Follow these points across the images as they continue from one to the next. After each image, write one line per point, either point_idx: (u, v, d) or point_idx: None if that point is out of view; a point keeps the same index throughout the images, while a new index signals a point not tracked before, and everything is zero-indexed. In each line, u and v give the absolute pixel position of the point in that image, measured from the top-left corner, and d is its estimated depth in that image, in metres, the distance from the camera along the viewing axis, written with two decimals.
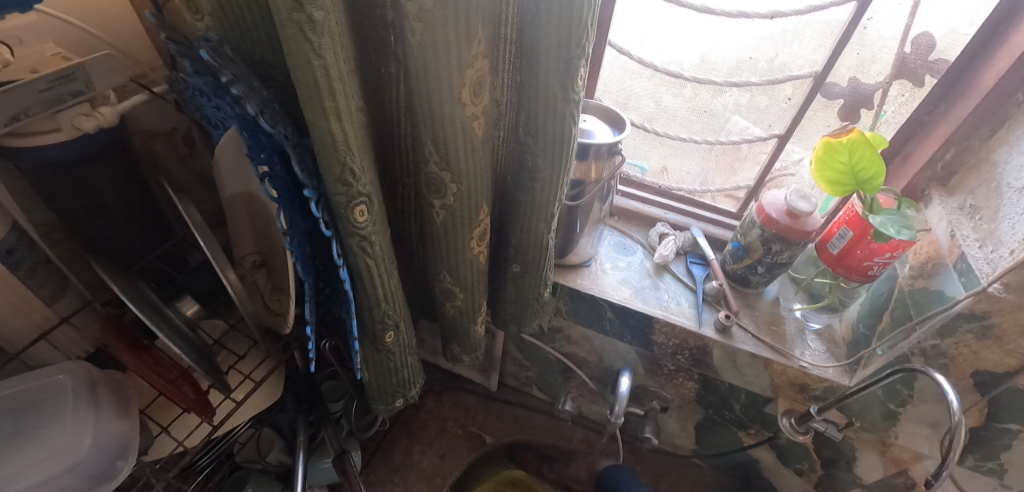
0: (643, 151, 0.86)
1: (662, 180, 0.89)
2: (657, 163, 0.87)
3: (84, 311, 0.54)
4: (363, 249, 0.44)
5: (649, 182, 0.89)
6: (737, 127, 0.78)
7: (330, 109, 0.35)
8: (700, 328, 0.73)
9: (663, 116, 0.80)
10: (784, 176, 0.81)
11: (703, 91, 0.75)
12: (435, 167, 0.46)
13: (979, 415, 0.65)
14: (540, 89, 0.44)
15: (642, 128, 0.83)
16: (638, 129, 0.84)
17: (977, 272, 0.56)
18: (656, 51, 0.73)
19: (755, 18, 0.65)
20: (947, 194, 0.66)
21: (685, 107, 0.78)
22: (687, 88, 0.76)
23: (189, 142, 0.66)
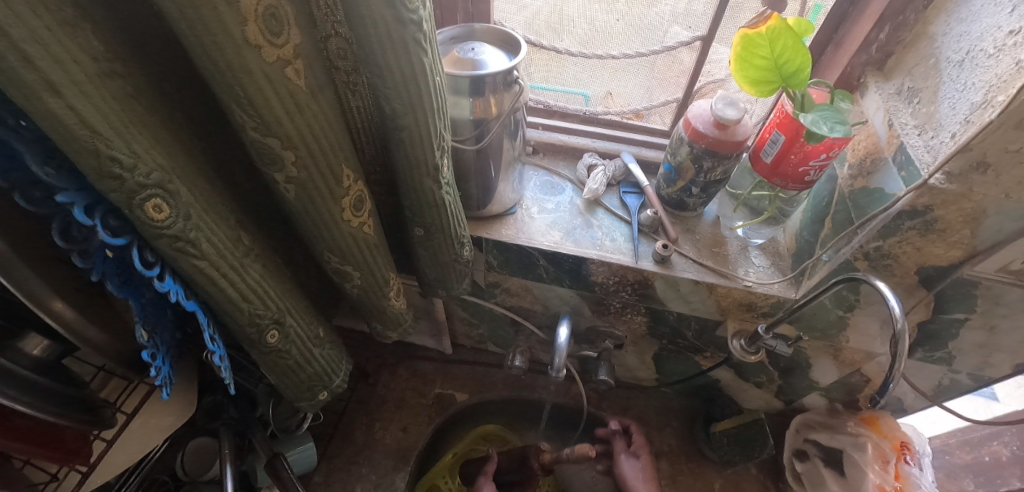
0: (583, 78, 0.76)
1: (608, 105, 0.79)
2: (600, 88, 0.77)
3: None
4: (183, 251, 0.35)
5: (591, 110, 0.80)
6: (676, 38, 0.68)
7: (37, 84, 0.25)
8: (637, 262, 0.67)
9: (600, 36, 0.69)
10: (715, 84, 0.73)
11: (636, 3, 0.64)
12: (256, 135, 0.37)
13: (927, 310, 0.64)
14: (361, 11, 0.34)
15: (576, 53, 0.72)
16: (547, 51, 0.72)
17: (917, 164, 0.51)
18: None
19: None
20: (884, 79, 0.60)
21: (620, 23, 0.67)
22: (620, 2, 0.64)
23: None
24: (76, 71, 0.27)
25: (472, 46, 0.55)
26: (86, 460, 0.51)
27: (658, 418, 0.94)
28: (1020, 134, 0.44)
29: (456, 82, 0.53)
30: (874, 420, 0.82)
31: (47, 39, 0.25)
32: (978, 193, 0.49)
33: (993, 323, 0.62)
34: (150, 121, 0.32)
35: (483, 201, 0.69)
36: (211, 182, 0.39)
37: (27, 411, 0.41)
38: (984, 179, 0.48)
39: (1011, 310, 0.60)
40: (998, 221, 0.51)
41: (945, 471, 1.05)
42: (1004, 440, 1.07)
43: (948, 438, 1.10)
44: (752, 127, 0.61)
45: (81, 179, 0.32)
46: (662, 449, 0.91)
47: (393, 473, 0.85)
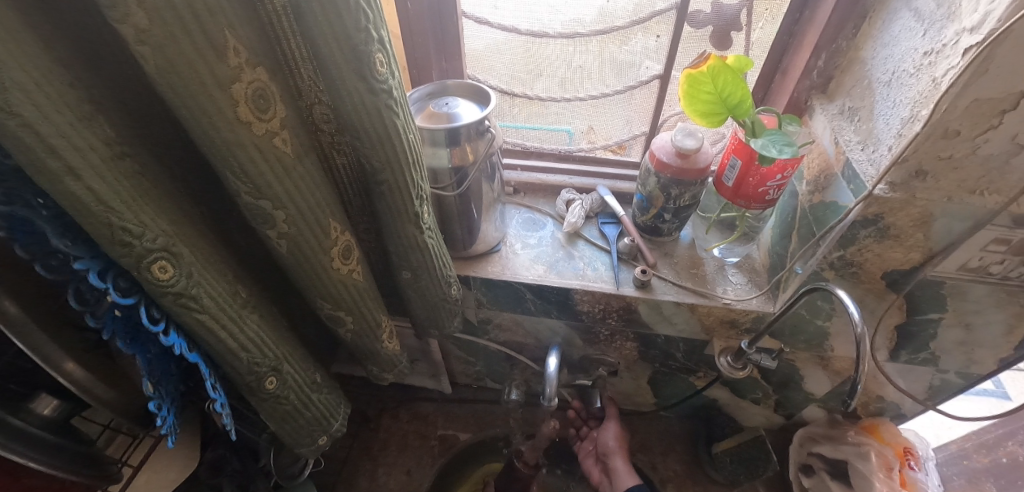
0: (565, 117, 0.80)
1: (591, 140, 0.83)
2: (582, 124, 0.81)
3: None
4: (185, 306, 0.39)
5: (578, 148, 0.84)
6: (648, 71, 0.73)
7: (59, 169, 0.30)
8: (618, 288, 0.70)
9: (577, 77, 0.74)
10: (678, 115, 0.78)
11: (610, 41, 0.69)
12: (249, 198, 0.41)
13: (901, 313, 0.66)
14: (338, 85, 0.39)
15: (556, 95, 0.77)
16: (521, 98, 0.78)
17: (863, 177, 0.54)
18: (515, 15, 0.67)
19: None
20: (828, 100, 0.64)
21: (592, 63, 0.72)
22: (593, 43, 0.69)
23: None
24: (93, 156, 0.31)
25: (447, 101, 0.60)
26: None
27: (661, 443, 0.94)
28: (947, 141, 0.48)
29: (433, 134, 0.58)
30: (875, 428, 0.84)
31: (67, 131, 0.29)
32: (921, 198, 0.52)
33: (968, 320, 0.65)
34: (155, 192, 0.37)
35: (468, 241, 0.72)
36: (211, 242, 0.43)
37: (33, 463, 0.44)
38: (924, 185, 0.52)
39: (980, 306, 0.63)
40: (947, 222, 0.54)
41: (966, 477, 1.04)
42: None
43: (965, 442, 1.10)
44: (712, 154, 0.65)
45: (95, 247, 0.36)
46: (668, 475, 0.91)
47: None
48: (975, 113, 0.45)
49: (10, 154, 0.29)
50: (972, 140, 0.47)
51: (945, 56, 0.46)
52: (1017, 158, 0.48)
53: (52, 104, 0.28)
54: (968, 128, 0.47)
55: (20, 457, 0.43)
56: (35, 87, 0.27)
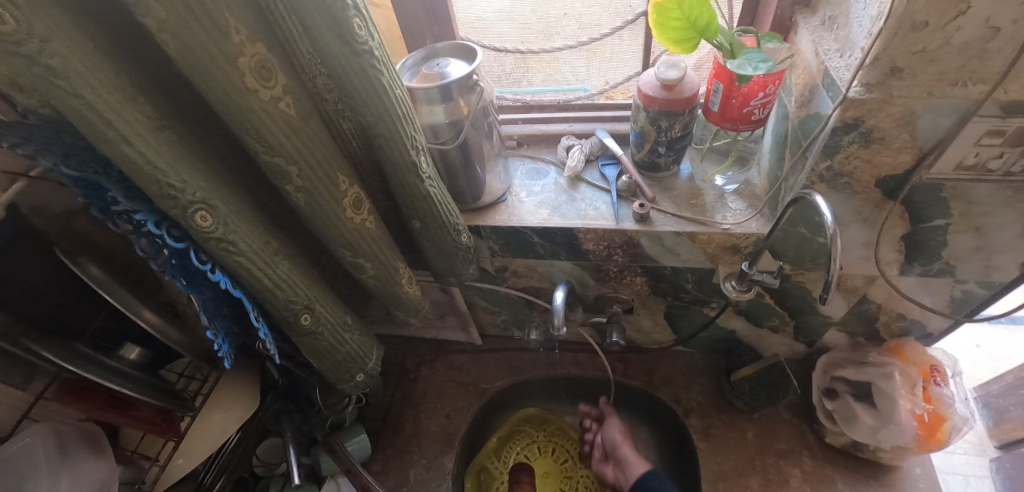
0: (580, 74, 0.87)
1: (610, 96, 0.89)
2: (599, 82, 0.87)
3: (55, 383, 0.55)
4: (226, 250, 0.47)
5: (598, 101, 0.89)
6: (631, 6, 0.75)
7: (116, 138, 0.38)
8: (618, 224, 0.74)
9: (589, 29, 0.79)
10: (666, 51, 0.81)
11: None
12: (267, 157, 0.48)
13: (905, 222, 0.66)
14: (327, 50, 0.46)
15: (575, 48, 0.82)
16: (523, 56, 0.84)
17: (839, 83, 0.55)
18: None
19: None
20: (811, 14, 0.64)
21: (603, 15, 0.77)
22: None
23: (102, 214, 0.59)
24: (140, 126, 0.39)
25: (439, 61, 0.65)
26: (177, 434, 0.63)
27: (685, 377, 0.98)
28: (917, 35, 0.48)
29: (427, 94, 0.63)
30: (900, 349, 0.83)
31: (118, 108, 0.37)
32: (900, 96, 0.52)
33: (977, 224, 0.64)
34: (192, 157, 0.45)
35: (475, 193, 0.78)
36: (242, 200, 0.51)
37: (128, 390, 0.55)
38: (902, 83, 0.52)
39: (988, 207, 0.62)
40: (932, 119, 0.54)
41: None
42: None
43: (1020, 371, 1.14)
44: (697, 81, 0.67)
45: (150, 204, 0.44)
46: (692, 405, 0.94)
47: (442, 456, 0.94)
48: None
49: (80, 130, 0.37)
50: (943, 30, 0.47)
51: None
52: (993, 43, 0.47)
53: (105, 87, 0.36)
54: (936, 17, 0.47)
55: (113, 384, 0.55)
56: (89, 75, 0.35)
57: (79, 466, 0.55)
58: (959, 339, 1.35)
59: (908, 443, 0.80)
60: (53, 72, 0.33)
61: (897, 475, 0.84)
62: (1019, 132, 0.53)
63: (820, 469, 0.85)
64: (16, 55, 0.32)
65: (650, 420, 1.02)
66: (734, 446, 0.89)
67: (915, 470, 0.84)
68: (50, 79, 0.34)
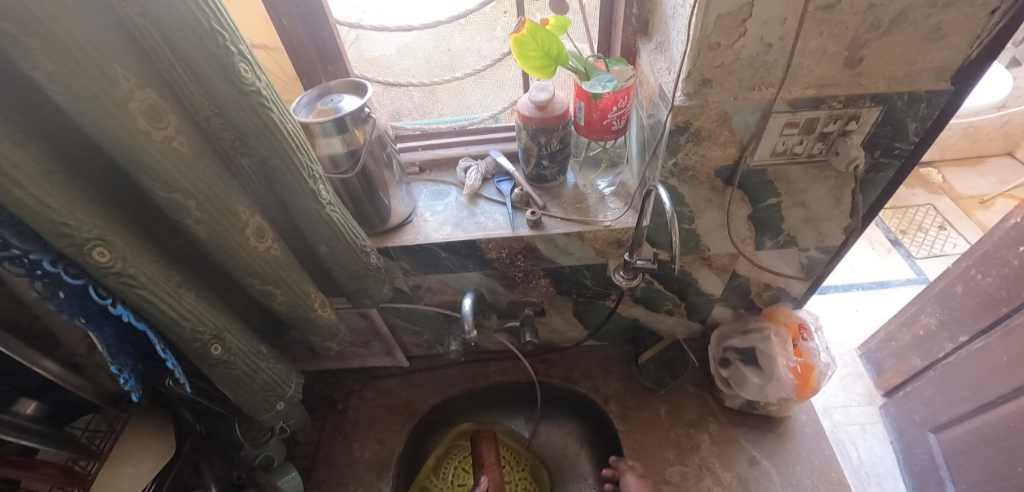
0: (488, 102, 0.97)
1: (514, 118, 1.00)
2: (505, 109, 0.98)
3: None
4: (126, 283, 0.49)
5: (504, 127, 1.00)
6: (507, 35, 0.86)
7: (6, 182, 0.40)
8: (514, 231, 0.82)
9: (491, 61, 0.90)
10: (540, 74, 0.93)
11: (509, 27, 0.85)
12: (163, 193, 0.51)
13: (746, 204, 0.79)
14: (217, 93, 0.51)
15: (478, 76, 0.91)
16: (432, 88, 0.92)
17: (668, 94, 0.67)
18: (416, 14, 0.81)
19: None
20: (648, 40, 0.77)
21: (500, 47, 0.88)
22: (497, 30, 0.86)
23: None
24: (31, 170, 0.42)
25: (332, 98, 0.71)
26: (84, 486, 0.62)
27: (601, 368, 1.06)
28: (715, 52, 0.61)
29: (324, 128, 0.69)
30: (773, 313, 0.98)
31: (9, 154, 0.40)
32: (714, 101, 0.65)
33: (801, 199, 0.78)
34: (85, 197, 0.47)
35: (382, 217, 0.83)
36: (140, 237, 0.54)
37: (27, 441, 0.55)
38: (713, 90, 0.64)
39: (804, 184, 0.76)
40: (743, 117, 0.67)
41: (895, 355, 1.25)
42: (928, 311, 1.13)
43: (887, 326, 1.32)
44: (565, 100, 0.78)
45: (44, 244, 0.46)
46: (610, 393, 1.02)
47: (379, 481, 0.95)
48: (724, 25, 0.58)
49: None
50: (732, 47, 0.60)
51: None
52: (771, 55, 0.61)
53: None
54: (725, 38, 0.59)
55: (14, 437, 0.54)
56: None
57: None
58: (841, 306, 1.54)
59: (790, 394, 0.92)
60: None
61: (787, 425, 0.96)
62: (809, 122, 0.67)
63: (725, 431, 0.96)
64: None
65: (576, 415, 1.09)
66: (651, 424, 0.97)
67: (801, 417, 0.97)
68: None
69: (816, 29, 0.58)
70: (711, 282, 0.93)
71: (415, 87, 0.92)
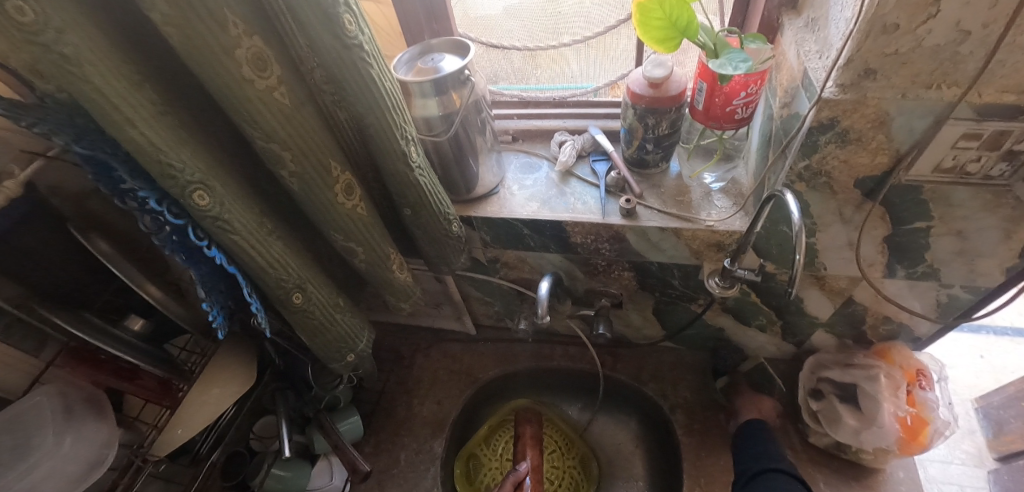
0: (588, 72, 0.89)
1: (615, 94, 0.92)
2: (605, 80, 0.90)
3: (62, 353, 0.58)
4: (222, 228, 0.51)
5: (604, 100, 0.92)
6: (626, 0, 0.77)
7: (121, 120, 0.41)
8: (605, 218, 0.76)
9: (598, 27, 0.81)
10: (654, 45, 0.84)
11: None
12: (262, 142, 0.52)
13: (886, 224, 0.67)
14: (320, 44, 0.49)
15: (583, 43, 0.84)
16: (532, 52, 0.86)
17: (815, 84, 0.56)
18: None
19: None
20: (797, 16, 0.65)
21: (613, 13, 0.79)
22: None
23: None
24: (144, 112, 0.42)
25: (434, 57, 0.68)
26: (174, 402, 0.66)
27: (672, 372, 0.99)
28: (888, 37, 0.49)
29: (422, 87, 0.66)
30: (887, 351, 0.84)
31: (124, 94, 0.41)
32: (873, 98, 0.53)
33: (959, 227, 0.64)
34: (192, 141, 0.48)
35: (469, 185, 0.81)
36: (239, 183, 0.55)
37: (126, 355, 0.60)
38: (875, 84, 0.53)
39: (968, 210, 0.62)
40: (907, 121, 0.55)
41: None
42: None
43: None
44: (683, 79, 0.69)
45: (153, 182, 0.48)
46: (678, 401, 0.96)
47: (432, 440, 0.98)
48: (909, 4, 0.46)
49: (91, 113, 0.41)
50: (914, 32, 0.48)
51: None
52: (964, 47, 0.48)
53: (113, 75, 0.40)
54: (906, 21, 0.47)
55: (115, 350, 0.60)
56: (98, 62, 0.39)
57: (83, 425, 0.57)
58: (962, 350, 1.32)
59: (890, 446, 0.80)
60: (67, 60, 0.37)
61: (879, 477, 0.85)
62: (995, 135, 0.53)
63: (802, 467, 0.86)
64: (34, 44, 0.36)
65: (637, 415, 1.04)
66: (718, 442, 0.90)
67: (899, 473, 0.85)
68: (64, 66, 0.37)
69: None
70: (818, 303, 0.81)
71: (516, 50, 0.86)
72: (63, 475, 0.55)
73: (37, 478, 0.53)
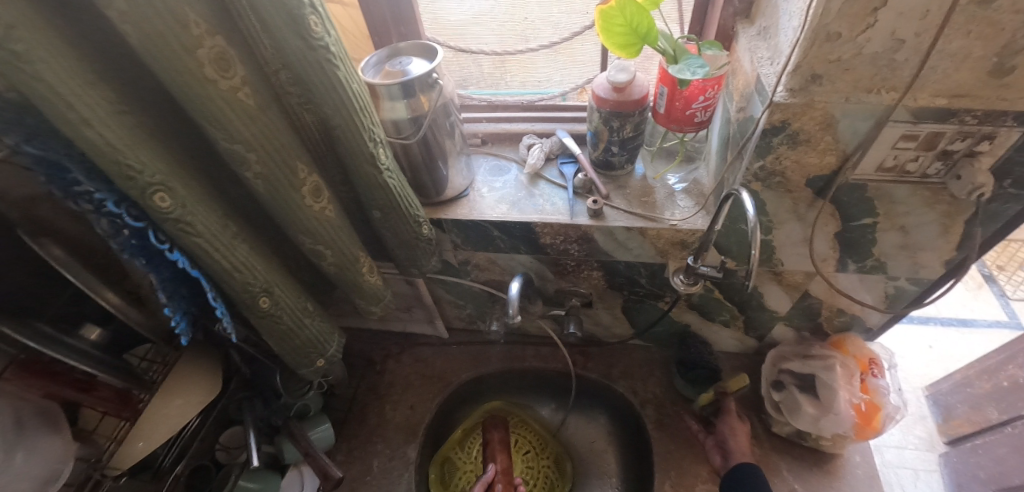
0: (556, 77, 0.91)
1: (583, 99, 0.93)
2: (572, 85, 0.92)
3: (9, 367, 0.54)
4: (184, 230, 0.50)
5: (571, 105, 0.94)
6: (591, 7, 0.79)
7: (76, 119, 0.40)
8: (573, 218, 0.78)
9: (564, 34, 0.83)
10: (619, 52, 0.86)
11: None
12: (225, 144, 0.51)
13: (837, 221, 0.71)
14: (285, 46, 0.49)
15: (550, 49, 0.86)
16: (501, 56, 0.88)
17: (767, 88, 0.59)
18: None
19: None
20: (750, 24, 0.68)
21: (578, 21, 0.81)
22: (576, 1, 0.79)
23: None
24: (100, 110, 0.41)
25: (401, 60, 0.68)
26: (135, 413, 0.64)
27: (642, 370, 1.02)
28: (832, 45, 0.52)
29: (389, 90, 0.66)
30: (841, 342, 0.89)
31: (79, 93, 0.40)
32: (821, 101, 0.56)
33: (902, 222, 0.69)
34: (152, 141, 0.47)
35: (439, 188, 0.81)
36: (202, 185, 0.54)
37: (82, 367, 0.58)
38: (822, 88, 0.56)
39: (909, 206, 0.66)
40: (852, 123, 0.58)
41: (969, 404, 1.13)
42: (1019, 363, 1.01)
43: (968, 371, 1.18)
44: (646, 84, 0.71)
45: (110, 183, 0.47)
46: (648, 397, 0.98)
47: (405, 445, 0.97)
48: (850, 14, 0.49)
49: (43, 112, 0.40)
50: (854, 40, 0.51)
51: None
52: (900, 54, 0.52)
53: (66, 73, 0.39)
54: (847, 29, 0.50)
55: (71, 361, 0.57)
56: (51, 60, 0.38)
57: (34, 440, 0.54)
58: (913, 341, 1.40)
59: (847, 432, 0.84)
60: (17, 56, 0.36)
61: (837, 462, 0.89)
62: (930, 136, 0.57)
63: (765, 456, 0.90)
64: None
65: (609, 412, 1.06)
66: (686, 435, 0.93)
67: (855, 458, 0.90)
68: (14, 63, 0.36)
69: (964, 27, 0.48)
70: (777, 298, 0.85)
71: (485, 54, 0.88)
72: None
73: None
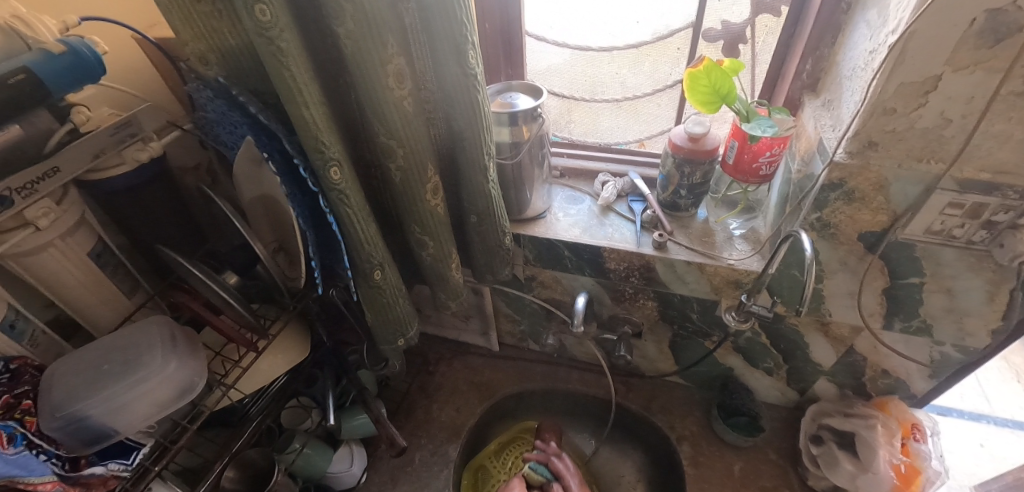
0: (615, 129, 1.05)
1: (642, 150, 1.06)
2: (634, 139, 1.05)
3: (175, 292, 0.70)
4: (342, 201, 0.62)
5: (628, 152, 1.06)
6: (667, 72, 0.93)
7: (300, 102, 0.54)
8: (639, 248, 0.87)
9: (631, 94, 0.98)
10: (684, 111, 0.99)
11: (660, 65, 0.92)
12: (384, 138, 0.64)
13: (885, 277, 0.77)
14: (446, 69, 0.62)
15: (616, 103, 1.00)
16: (569, 99, 1.02)
17: (828, 149, 0.69)
18: (594, 37, 0.90)
19: (640, 20, 0.86)
20: (815, 97, 0.79)
21: (644, 83, 0.95)
22: (646, 65, 0.93)
23: (212, 172, 0.86)
24: (315, 98, 0.55)
25: (511, 95, 0.82)
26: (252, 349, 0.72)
27: (681, 407, 1.06)
28: (889, 118, 0.62)
29: (500, 116, 0.79)
30: (883, 404, 0.91)
31: (306, 83, 0.53)
32: (875, 165, 0.66)
33: (948, 285, 0.74)
34: (335, 128, 0.61)
35: (523, 206, 0.93)
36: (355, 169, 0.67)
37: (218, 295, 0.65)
38: (877, 154, 0.65)
39: (956, 271, 0.72)
40: (903, 187, 0.67)
41: None
42: None
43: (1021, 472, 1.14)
44: (718, 138, 0.82)
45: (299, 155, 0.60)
46: (685, 433, 1.02)
47: (447, 444, 1.02)
48: (905, 93, 0.59)
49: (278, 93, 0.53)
50: (908, 116, 0.61)
51: (878, 53, 0.60)
52: (948, 130, 0.61)
53: (303, 68, 0.53)
54: (902, 106, 0.60)
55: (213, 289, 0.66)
56: (297, 58, 0.51)
57: (181, 354, 0.65)
58: (964, 436, 1.36)
59: None
60: (281, 52, 0.50)
61: None
62: (975, 206, 0.65)
63: None
64: (263, 37, 0.48)
65: (643, 446, 1.09)
66: (720, 476, 0.95)
67: None
68: (277, 56, 0.50)
69: (1005, 113, 0.57)
70: (822, 348, 0.89)
71: (555, 97, 1.03)
72: (159, 394, 0.61)
73: (138, 393, 0.60)
